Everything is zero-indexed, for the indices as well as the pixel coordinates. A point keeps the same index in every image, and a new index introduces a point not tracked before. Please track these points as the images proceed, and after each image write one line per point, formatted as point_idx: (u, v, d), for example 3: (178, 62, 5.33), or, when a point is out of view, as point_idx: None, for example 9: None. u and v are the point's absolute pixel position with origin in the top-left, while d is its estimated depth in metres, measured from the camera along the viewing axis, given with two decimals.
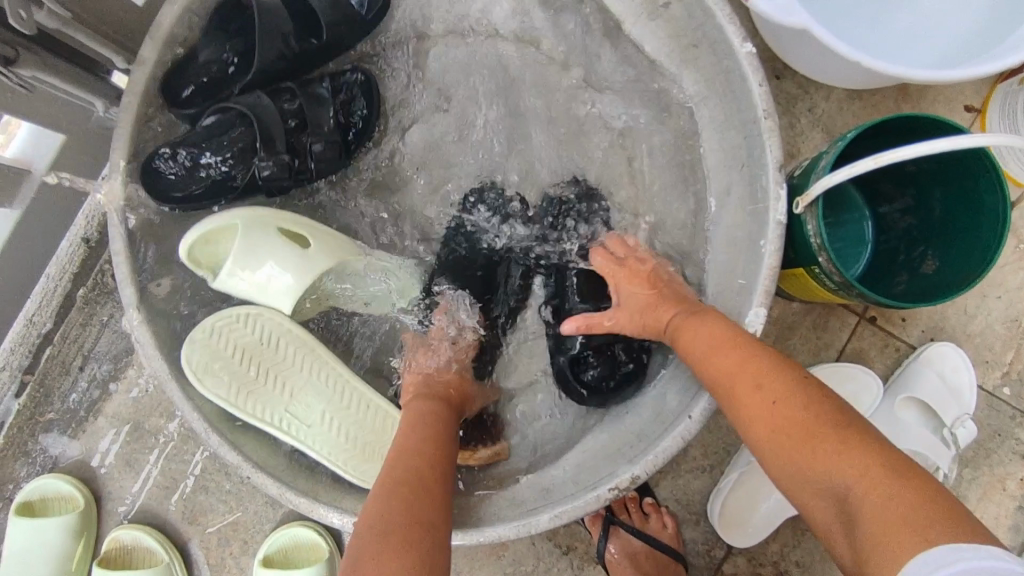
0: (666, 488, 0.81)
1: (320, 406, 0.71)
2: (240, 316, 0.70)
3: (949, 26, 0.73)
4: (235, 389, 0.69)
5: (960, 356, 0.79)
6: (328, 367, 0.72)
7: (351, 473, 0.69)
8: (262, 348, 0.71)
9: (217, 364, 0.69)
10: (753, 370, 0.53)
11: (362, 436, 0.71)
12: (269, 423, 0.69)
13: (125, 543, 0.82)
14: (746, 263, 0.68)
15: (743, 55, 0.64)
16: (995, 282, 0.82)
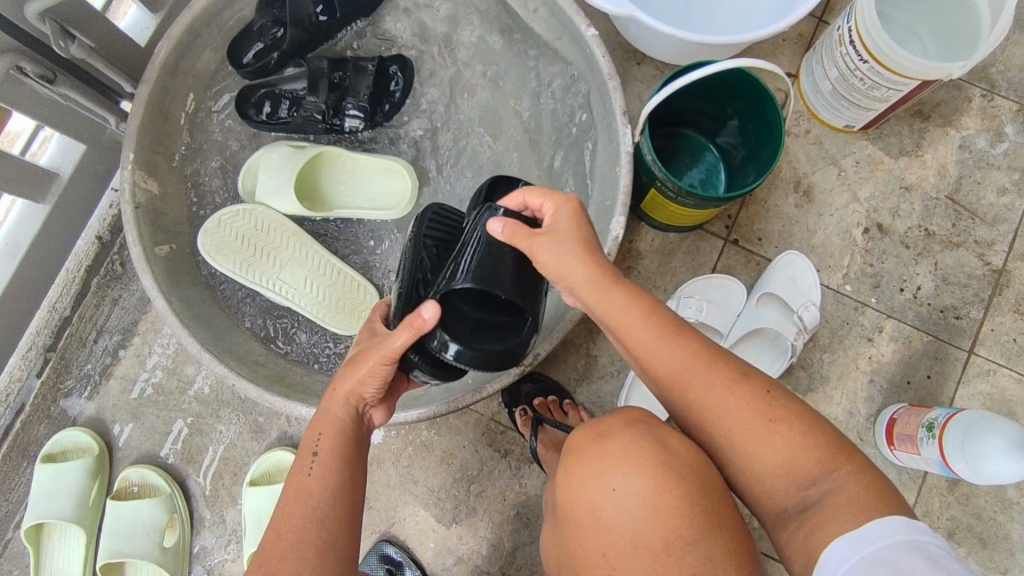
0: (582, 393, 0.99)
1: (301, 272, 0.95)
2: (240, 210, 0.93)
3: (755, 5, 0.97)
4: (239, 263, 0.93)
5: (804, 260, 0.99)
6: (306, 243, 0.95)
7: (331, 319, 0.94)
8: (254, 232, 0.93)
9: (225, 248, 0.92)
10: (724, 376, 0.62)
11: (332, 292, 0.95)
12: (266, 287, 0.93)
13: (133, 481, 0.98)
14: (608, 189, 0.89)
15: (589, 36, 0.86)
16: (827, 204, 1.04)
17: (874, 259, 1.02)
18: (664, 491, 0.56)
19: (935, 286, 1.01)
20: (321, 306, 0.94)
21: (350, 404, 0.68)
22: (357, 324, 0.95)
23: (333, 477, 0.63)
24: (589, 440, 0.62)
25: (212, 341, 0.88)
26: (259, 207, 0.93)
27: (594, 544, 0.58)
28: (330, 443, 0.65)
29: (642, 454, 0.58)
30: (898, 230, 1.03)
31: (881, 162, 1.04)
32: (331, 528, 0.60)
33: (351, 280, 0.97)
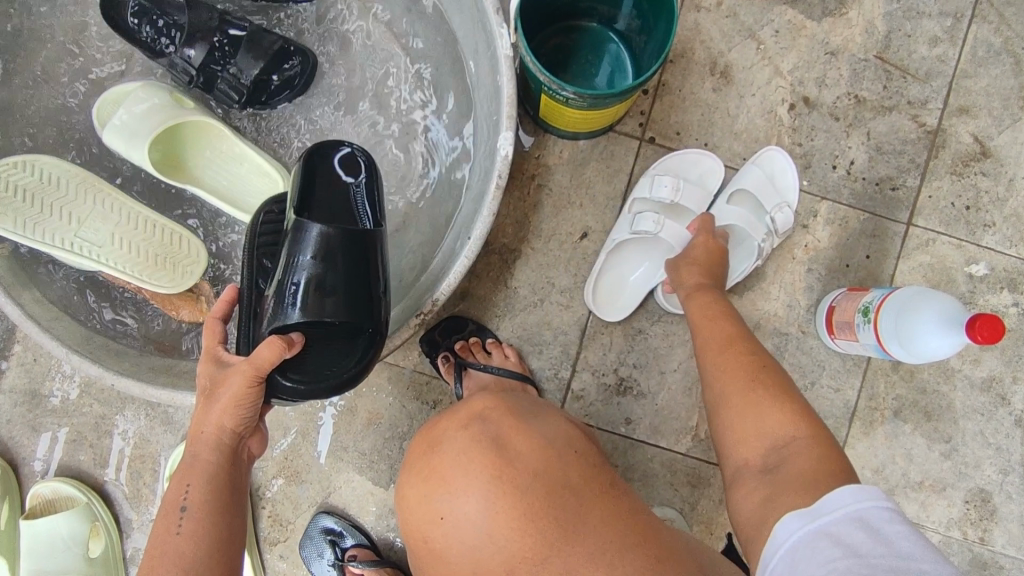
0: (507, 329, 0.93)
1: (106, 228, 0.82)
2: (17, 162, 0.78)
3: None
4: (20, 223, 0.78)
5: (786, 159, 0.91)
6: (108, 194, 0.83)
7: (147, 277, 0.83)
8: (42, 187, 0.80)
9: (0, 205, 0.77)
10: (736, 349, 0.69)
11: (147, 248, 0.84)
12: (60, 248, 0.79)
13: (46, 496, 0.91)
14: (494, 103, 0.77)
15: None
16: (746, 83, 0.93)
17: (803, 138, 0.94)
18: (500, 513, 0.55)
19: (869, 158, 0.94)
20: (132, 262, 0.82)
21: (218, 442, 0.59)
22: (174, 282, 0.84)
23: (208, 532, 0.56)
24: (425, 452, 0.61)
25: (81, 341, 0.78)
26: (41, 156, 0.80)
27: (435, 558, 0.59)
28: (200, 491, 0.57)
29: (477, 471, 0.57)
30: (825, 102, 0.94)
31: (803, 27, 0.93)
32: None
33: (169, 230, 0.86)
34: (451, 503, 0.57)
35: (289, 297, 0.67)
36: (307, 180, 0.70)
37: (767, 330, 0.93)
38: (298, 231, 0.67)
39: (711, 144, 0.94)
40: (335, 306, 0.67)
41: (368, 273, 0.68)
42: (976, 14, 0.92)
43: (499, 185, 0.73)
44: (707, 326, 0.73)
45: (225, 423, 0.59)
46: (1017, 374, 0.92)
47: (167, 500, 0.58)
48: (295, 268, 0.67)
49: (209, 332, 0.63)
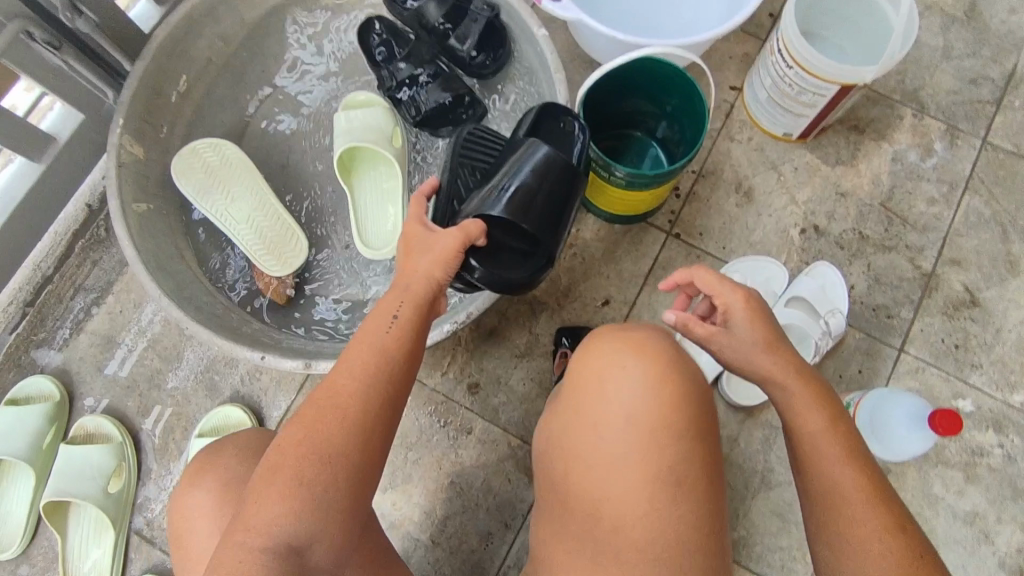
0: (524, 369, 1.03)
1: (249, 210, 1.02)
2: (214, 143, 1.02)
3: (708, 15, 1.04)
4: (196, 189, 1.01)
5: (836, 275, 1.03)
6: (263, 187, 1.03)
7: (258, 256, 1.01)
8: (221, 167, 1.03)
9: (189, 172, 1.01)
10: (868, 522, 0.59)
11: (271, 234, 1.02)
12: (211, 213, 1.00)
13: (88, 429, 1.02)
14: None
15: (540, 37, 0.94)
16: (766, 205, 1.10)
17: (810, 258, 1.08)
18: (656, 395, 0.63)
19: (868, 286, 1.06)
20: (256, 244, 1.01)
21: (424, 284, 0.69)
22: (281, 268, 1.01)
23: (408, 343, 0.65)
24: (608, 331, 0.69)
25: (174, 291, 0.92)
26: (228, 144, 1.03)
27: (581, 411, 0.65)
28: (408, 311, 0.67)
29: (649, 357, 0.65)
30: (833, 233, 1.09)
31: (818, 169, 1.11)
32: (396, 392, 0.63)
33: (289, 225, 1.03)
34: (629, 368, 0.64)
35: (504, 191, 0.81)
36: (534, 127, 0.90)
37: (760, 420, 1.00)
38: (529, 147, 0.83)
39: (729, 248, 1.09)
40: (530, 218, 0.82)
41: (566, 204, 0.84)
42: (969, 186, 1.09)
43: None
44: (852, 473, 0.62)
45: (435, 273, 0.70)
46: (999, 513, 0.97)
47: (378, 307, 0.68)
48: (516, 174, 0.82)
49: (416, 206, 0.74)
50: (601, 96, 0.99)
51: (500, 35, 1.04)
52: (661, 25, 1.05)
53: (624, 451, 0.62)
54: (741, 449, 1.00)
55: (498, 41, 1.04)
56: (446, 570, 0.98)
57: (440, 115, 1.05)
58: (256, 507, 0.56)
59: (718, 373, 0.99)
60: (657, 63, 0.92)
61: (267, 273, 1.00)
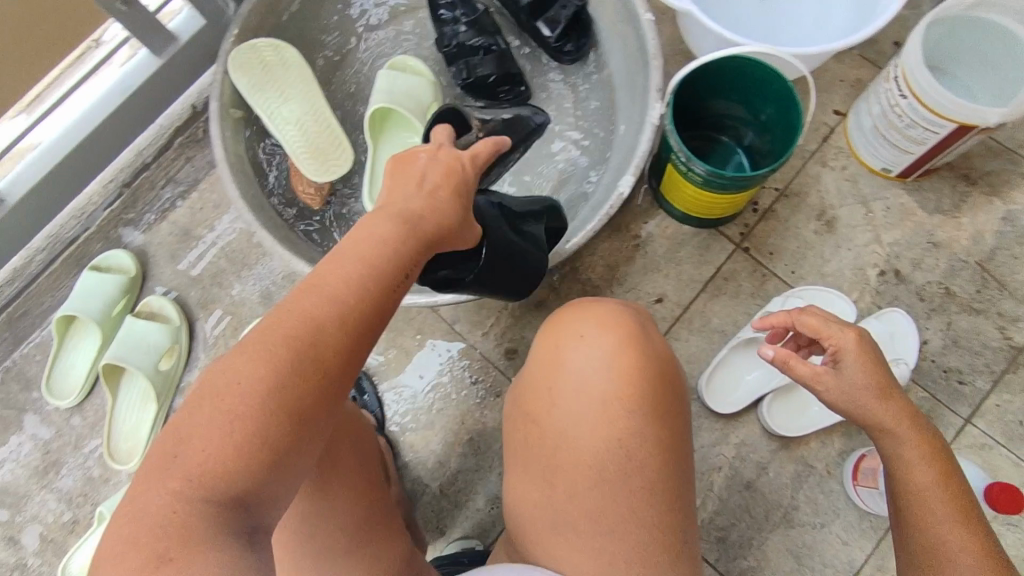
0: None
1: (298, 114, 1.06)
2: (275, 43, 1.05)
3: (825, 31, 1.02)
4: (250, 81, 1.02)
5: (908, 323, 0.97)
6: (314, 94, 1.07)
7: (302, 158, 1.05)
8: (279, 66, 1.05)
9: (247, 65, 1.02)
10: None
11: (317, 141, 1.06)
12: (262, 109, 1.04)
13: (152, 308, 1.10)
14: (627, 156, 0.95)
15: (644, 21, 0.94)
16: (847, 238, 1.04)
17: (884, 303, 1.01)
18: (622, 372, 0.61)
19: (944, 345, 0.98)
20: (301, 147, 1.05)
21: (411, 224, 0.63)
22: (320, 172, 1.05)
23: (383, 271, 0.59)
24: (585, 303, 0.68)
25: (252, 197, 0.98)
26: (289, 46, 1.06)
27: (549, 381, 0.64)
28: (385, 243, 0.61)
29: (619, 334, 0.63)
30: (915, 281, 1.01)
31: (913, 213, 1.04)
32: (364, 316, 0.55)
33: (334, 136, 1.08)
34: (595, 339, 0.63)
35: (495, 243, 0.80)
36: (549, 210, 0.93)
37: (794, 455, 0.95)
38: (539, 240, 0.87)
39: (797, 273, 1.03)
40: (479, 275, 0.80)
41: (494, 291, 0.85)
42: None
43: (606, 213, 0.89)
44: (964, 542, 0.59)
45: (423, 214, 0.66)
46: None
47: (357, 235, 0.61)
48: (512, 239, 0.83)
49: (488, 150, 0.77)
50: (693, 93, 0.97)
51: (584, 20, 1.05)
52: (777, 35, 1.03)
53: (583, 423, 0.61)
54: (768, 479, 0.94)
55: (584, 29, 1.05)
56: (447, 523, 0.98)
57: (494, 87, 1.07)
58: (195, 432, 0.48)
59: (759, 397, 0.95)
60: (758, 67, 0.89)
61: (307, 174, 1.05)
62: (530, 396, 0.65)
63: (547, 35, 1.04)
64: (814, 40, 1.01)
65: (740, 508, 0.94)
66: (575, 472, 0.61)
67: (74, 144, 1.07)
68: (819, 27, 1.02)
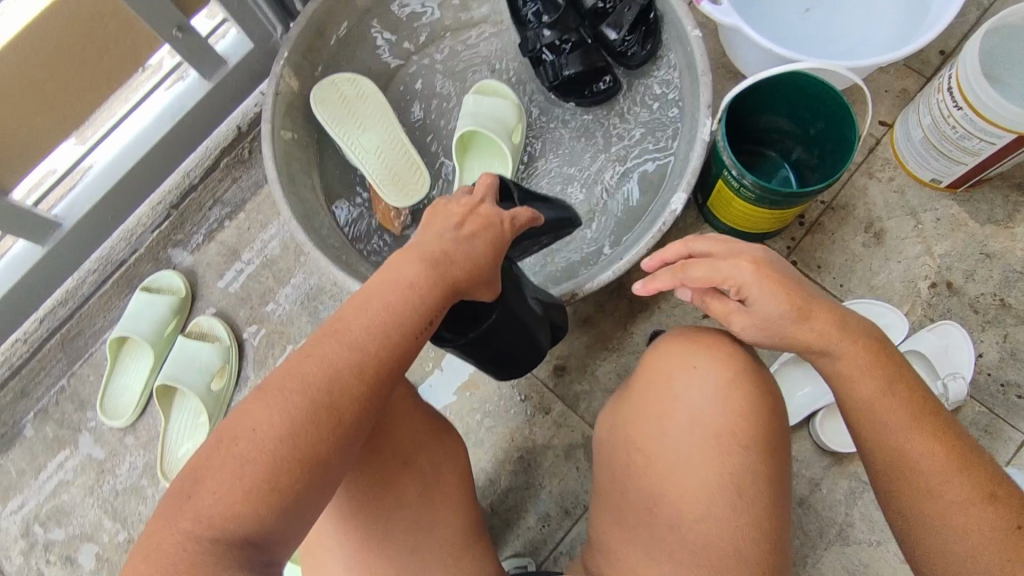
0: (610, 364, 1.02)
1: (376, 143, 1.10)
2: (353, 79, 1.12)
3: (865, 47, 1.03)
4: (332, 116, 1.09)
5: (963, 336, 0.94)
6: (390, 123, 1.12)
7: (381, 182, 1.08)
8: (357, 100, 1.11)
9: (328, 101, 1.09)
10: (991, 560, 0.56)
11: (396, 167, 1.09)
12: (342, 140, 1.09)
13: (202, 328, 1.12)
14: (678, 172, 0.95)
15: (693, 37, 0.95)
16: (896, 250, 1.03)
17: (936, 315, 1.00)
18: (732, 403, 0.63)
19: (1001, 359, 0.96)
20: (382, 173, 1.08)
21: (432, 269, 0.65)
22: (400, 196, 1.07)
23: (398, 316, 0.62)
24: (695, 333, 0.70)
25: (303, 217, 1.00)
26: (366, 82, 1.13)
27: (654, 407, 0.66)
28: (403, 291, 0.63)
29: (727, 367, 0.65)
30: (968, 293, 1.00)
31: (964, 224, 1.03)
32: (384, 364, 0.60)
33: (412, 161, 1.10)
34: (705, 372, 0.65)
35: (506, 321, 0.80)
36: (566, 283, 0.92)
37: (849, 471, 0.94)
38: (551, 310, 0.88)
39: (846, 287, 1.03)
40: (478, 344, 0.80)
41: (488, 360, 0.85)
42: None
43: (660, 230, 0.89)
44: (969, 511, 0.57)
45: (441, 257, 0.66)
46: None
47: (377, 280, 0.64)
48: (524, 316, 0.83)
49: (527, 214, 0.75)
50: (743, 108, 0.97)
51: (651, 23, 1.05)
52: (830, 44, 1.04)
53: (687, 451, 0.63)
54: (823, 496, 0.93)
55: (651, 27, 1.04)
56: (497, 541, 0.98)
57: (574, 89, 1.08)
58: (227, 470, 0.55)
59: (811, 411, 0.93)
60: (812, 80, 0.88)
61: (387, 200, 1.07)
62: (636, 419, 0.67)
63: (613, 38, 1.04)
64: (868, 51, 1.03)
65: (795, 525, 0.93)
66: (679, 500, 0.62)
67: (128, 167, 1.10)
68: (861, 43, 1.04)
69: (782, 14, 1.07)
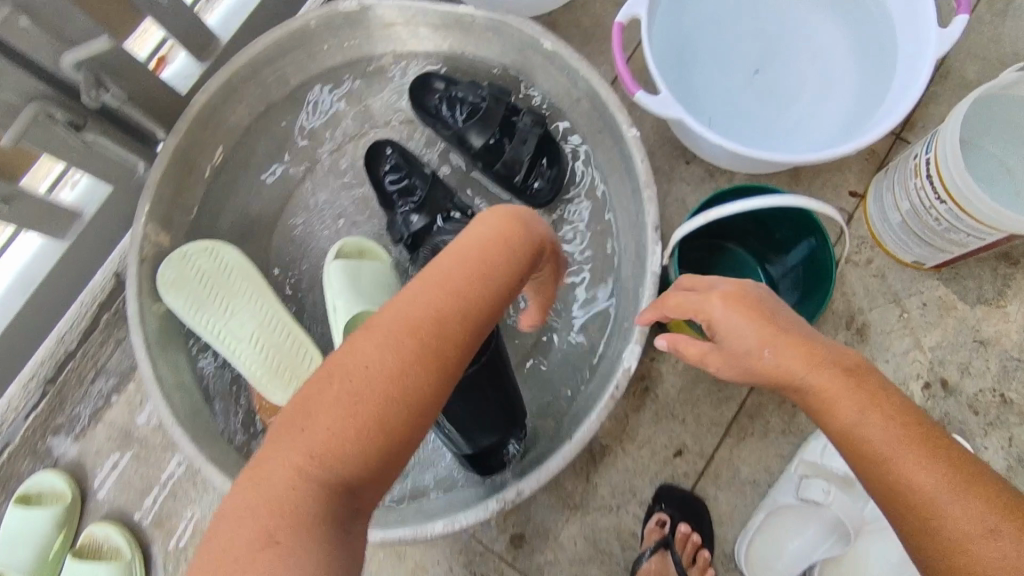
0: (575, 526, 0.89)
1: (250, 326, 0.89)
2: (207, 246, 0.90)
3: (820, 123, 0.90)
4: (190, 304, 0.88)
5: None
6: (263, 296, 0.90)
7: (264, 381, 0.87)
8: (218, 274, 0.90)
9: (179, 284, 0.87)
10: None
11: (278, 356, 0.88)
12: (207, 333, 0.87)
13: (97, 538, 0.94)
14: (631, 310, 0.80)
15: (630, 138, 0.80)
16: (883, 347, 0.90)
17: (933, 420, 0.88)
18: None
19: (1006, 465, 0.86)
20: (261, 368, 0.87)
21: (495, 246, 0.52)
22: (288, 396, 0.87)
23: (466, 307, 0.50)
24: None
25: (188, 418, 0.84)
26: (228, 247, 0.91)
27: None
28: (458, 258, 0.51)
29: None
30: (965, 391, 0.88)
31: (953, 307, 0.90)
32: (449, 355, 0.49)
33: (298, 343, 0.89)
34: None
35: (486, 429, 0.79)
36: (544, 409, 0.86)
37: None
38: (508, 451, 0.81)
39: None
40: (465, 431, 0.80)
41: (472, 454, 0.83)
42: None
43: (614, 395, 0.75)
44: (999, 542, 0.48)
45: (501, 263, 0.52)
46: None
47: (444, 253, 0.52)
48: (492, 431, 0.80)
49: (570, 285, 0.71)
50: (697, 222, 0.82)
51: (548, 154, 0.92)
52: (774, 124, 0.91)
53: None
54: None
55: (552, 154, 0.92)
56: None
57: None
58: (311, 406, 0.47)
59: (810, 562, 0.83)
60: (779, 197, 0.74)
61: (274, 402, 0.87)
62: None
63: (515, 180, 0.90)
64: (812, 137, 0.89)
65: None
66: None
67: None
68: (815, 117, 0.90)
69: (725, 82, 0.93)
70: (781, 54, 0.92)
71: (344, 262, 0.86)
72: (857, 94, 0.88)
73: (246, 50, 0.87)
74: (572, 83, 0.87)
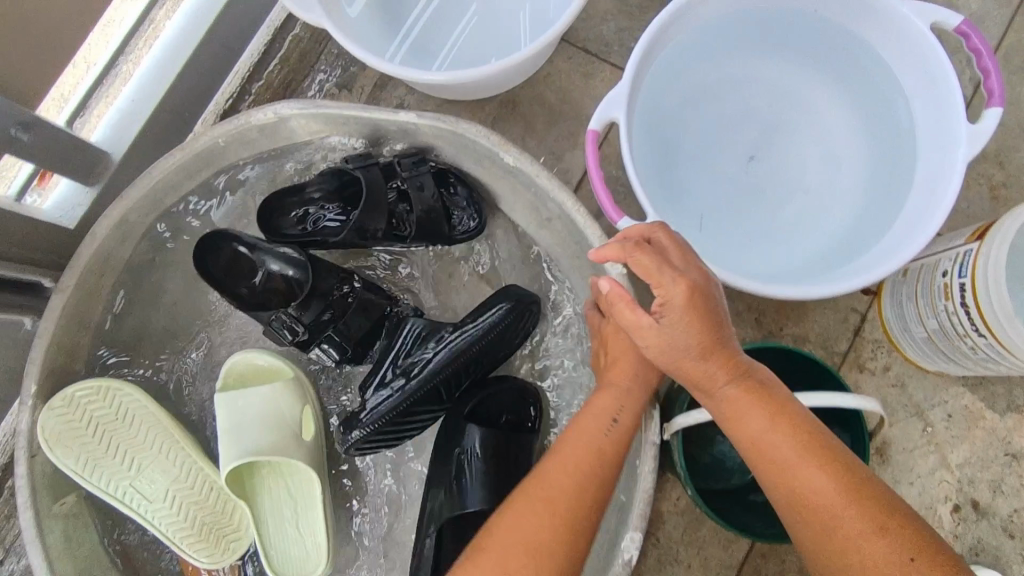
0: None
1: (163, 482, 0.77)
2: (98, 388, 0.74)
3: (828, 217, 0.76)
4: (82, 461, 0.73)
5: None
6: (174, 444, 0.77)
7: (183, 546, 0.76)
8: (117, 423, 0.76)
9: (65, 438, 0.72)
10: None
11: (198, 514, 0.78)
12: (109, 494, 0.75)
13: None
14: (628, 481, 0.67)
15: (613, 274, 0.66)
16: (906, 468, 0.80)
17: (964, 548, 0.79)
18: None
19: None
20: (182, 530, 0.77)
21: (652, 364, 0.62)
22: (214, 559, 0.77)
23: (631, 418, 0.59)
24: None
25: None
26: (125, 387, 0.76)
27: None
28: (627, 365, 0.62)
29: None
30: (998, 512, 0.79)
31: (981, 417, 0.81)
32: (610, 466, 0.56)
33: (220, 497, 0.79)
34: None
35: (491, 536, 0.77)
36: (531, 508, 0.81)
37: None
38: None
39: None
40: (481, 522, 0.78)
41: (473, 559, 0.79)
42: None
43: None
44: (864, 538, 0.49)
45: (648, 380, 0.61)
46: None
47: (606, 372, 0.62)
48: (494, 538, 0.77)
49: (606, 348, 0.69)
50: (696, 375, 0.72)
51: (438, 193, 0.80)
52: (774, 220, 0.77)
53: None
54: None
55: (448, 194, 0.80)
56: None
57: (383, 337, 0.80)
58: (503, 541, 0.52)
59: None
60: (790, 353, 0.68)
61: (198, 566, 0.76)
62: None
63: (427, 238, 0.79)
64: (816, 237, 0.75)
65: None
66: None
67: None
68: (821, 211, 0.77)
69: (716, 173, 0.79)
70: (781, 138, 0.79)
71: (228, 393, 0.76)
72: (868, 188, 0.75)
73: (140, 181, 0.71)
74: (540, 200, 0.72)
